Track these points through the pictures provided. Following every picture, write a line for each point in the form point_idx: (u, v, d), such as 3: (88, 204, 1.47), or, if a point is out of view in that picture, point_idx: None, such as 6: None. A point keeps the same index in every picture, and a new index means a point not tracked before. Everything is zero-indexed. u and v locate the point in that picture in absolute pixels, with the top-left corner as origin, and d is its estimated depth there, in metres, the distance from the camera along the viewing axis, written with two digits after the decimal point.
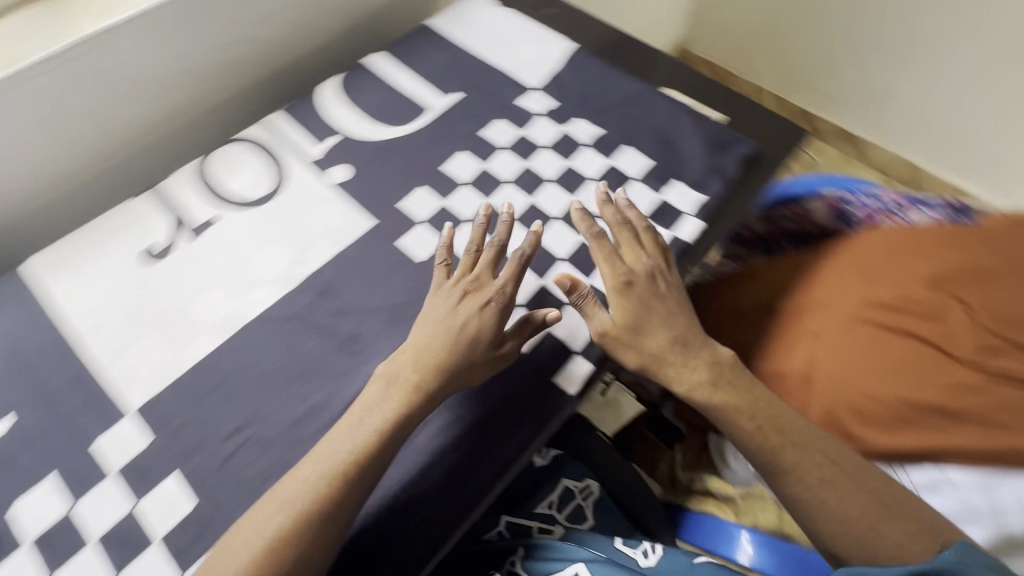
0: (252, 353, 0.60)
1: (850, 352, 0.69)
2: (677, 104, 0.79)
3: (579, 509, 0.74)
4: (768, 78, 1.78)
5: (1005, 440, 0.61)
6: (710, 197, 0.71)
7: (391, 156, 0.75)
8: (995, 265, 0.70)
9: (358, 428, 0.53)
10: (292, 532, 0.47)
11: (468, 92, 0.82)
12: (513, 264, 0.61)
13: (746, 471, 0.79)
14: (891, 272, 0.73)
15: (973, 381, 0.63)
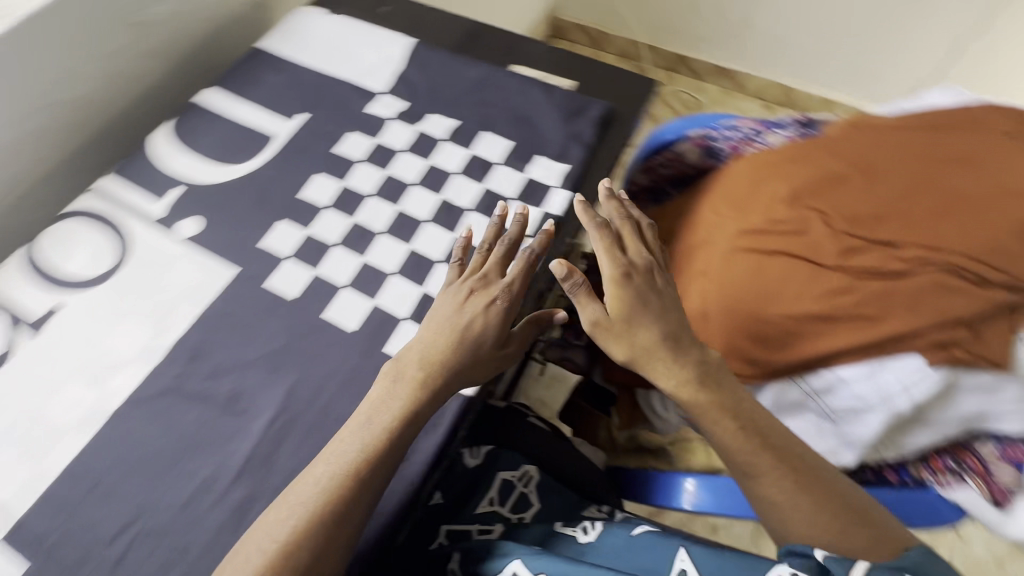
0: (126, 442, 0.55)
1: (731, 284, 0.72)
2: (525, 78, 0.78)
3: (523, 497, 0.74)
4: (637, 31, 1.83)
5: (877, 332, 0.64)
6: (572, 164, 0.71)
7: (243, 196, 0.71)
8: (843, 168, 0.73)
9: (366, 427, 0.53)
10: (301, 536, 0.47)
11: (314, 110, 0.78)
12: (522, 264, 0.62)
13: (673, 414, 0.81)
14: (757, 198, 0.76)
15: (839, 284, 0.66)
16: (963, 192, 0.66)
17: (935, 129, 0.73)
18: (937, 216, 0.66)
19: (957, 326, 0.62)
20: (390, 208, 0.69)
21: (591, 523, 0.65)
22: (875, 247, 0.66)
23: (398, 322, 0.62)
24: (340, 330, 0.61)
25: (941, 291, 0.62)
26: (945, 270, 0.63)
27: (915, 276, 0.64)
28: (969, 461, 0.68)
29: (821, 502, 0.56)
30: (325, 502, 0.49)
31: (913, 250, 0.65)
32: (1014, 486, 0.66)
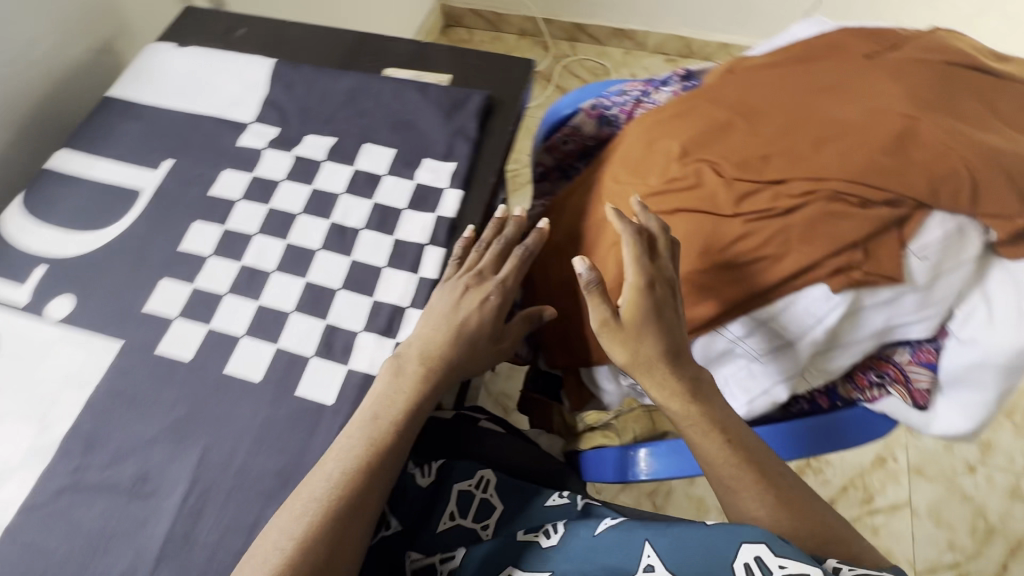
0: (28, 554, 0.51)
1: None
2: (398, 81, 0.75)
3: (484, 503, 0.72)
4: (531, 6, 1.81)
5: (780, 270, 0.66)
6: (459, 162, 0.69)
7: (117, 260, 0.65)
8: (725, 115, 0.74)
9: (372, 419, 0.54)
10: (318, 535, 0.49)
11: (180, 153, 0.73)
12: (519, 260, 0.65)
13: (613, 389, 0.80)
14: (650, 160, 0.77)
15: (737, 230, 0.67)
16: (838, 117, 0.67)
17: (805, 62, 0.74)
18: (817, 145, 0.67)
19: (851, 249, 0.63)
20: (278, 243, 0.65)
21: (552, 526, 0.64)
22: (765, 187, 0.67)
23: (305, 361, 0.58)
24: (244, 383, 0.58)
25: (830, 217, 0.64)
26: (831, 197, 0.64)
27: (805, 208, 0.65)
28: (890, 371, 0.71)
29: (796, 519, 0.61)
30: (337, 496, 0.51)
31: (800, 182, 0.66)
32: (933, 387, 0.69)
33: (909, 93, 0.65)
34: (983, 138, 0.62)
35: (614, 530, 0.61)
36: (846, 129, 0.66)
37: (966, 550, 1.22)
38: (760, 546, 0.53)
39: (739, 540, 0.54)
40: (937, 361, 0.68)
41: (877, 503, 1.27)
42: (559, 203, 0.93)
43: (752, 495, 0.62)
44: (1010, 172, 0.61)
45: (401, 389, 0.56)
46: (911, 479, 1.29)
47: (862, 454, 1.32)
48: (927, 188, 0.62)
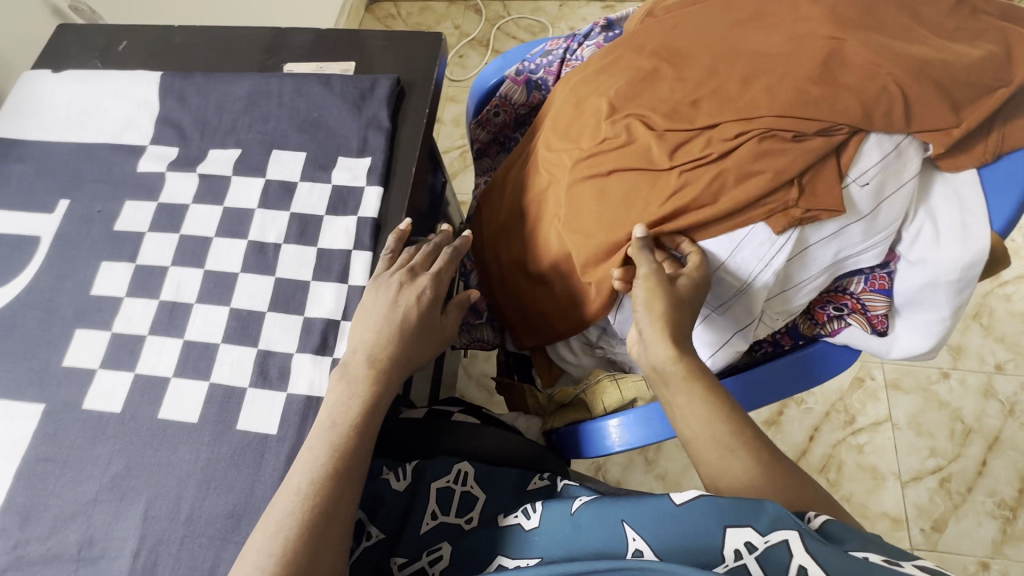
0: None
1: (576, 217, 0.69)
2: (299, 76, 0.70)
3: (464, 497, 0.65)
4: None
5: (718, 219, 0.63)
6: (375, 156, 0.65)
7: (24, 316, 0.61)
8: (650, 66, 0.69)
9: (332, 428, 0.52)
10: (290, 556, 0.46)
11: (75, 191, 0.67)
12: (456, 250, 0.64)
13: (585, 360, 0.80)
14: (581, 122, 0.73)
15: (671, 182, 0.64)
16: (763, 51, 0.63)
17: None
18: (745, 85, 0.63)
19: (788, 185, 0.60)
20: (195, 271, 0.61)
21: (532, 504, 0.56)
22: (696, 134, 0.64)
23: (242, 391, 0.56)
24: (180, 426, 0.55)
25: (764, 157, 0.60)
26: (761, 135, 0.61)
27: (737, 149, 0.61)
28: (848, 303, 0.68)
29: (786, 484, 0.54)
30: (308, 505, 0.48)
31: (730, 125, 0.62)
32: (889, 312, 0.66)
33: (833, 17, 0.61)
34: (913, 51, 0.59)
35: (591, 509, 0.51)
36: (772, 64, 0.62)
37: (947, 453, 1.26)
38: (746, 529, 0.44)
39: (724, 523, 0.45)
40: (891, 286, 0.64)
41: (859, 423, 1.30)
42: (499, 178, 0.88)
43: (738, 453, 0.56)
44: (942, 84, 0.58)
45: (355, 393, 0.53)
46: (890, 395, 1.32)
47: (841, 378, 1.34)
48: (859, 113, 0.59)
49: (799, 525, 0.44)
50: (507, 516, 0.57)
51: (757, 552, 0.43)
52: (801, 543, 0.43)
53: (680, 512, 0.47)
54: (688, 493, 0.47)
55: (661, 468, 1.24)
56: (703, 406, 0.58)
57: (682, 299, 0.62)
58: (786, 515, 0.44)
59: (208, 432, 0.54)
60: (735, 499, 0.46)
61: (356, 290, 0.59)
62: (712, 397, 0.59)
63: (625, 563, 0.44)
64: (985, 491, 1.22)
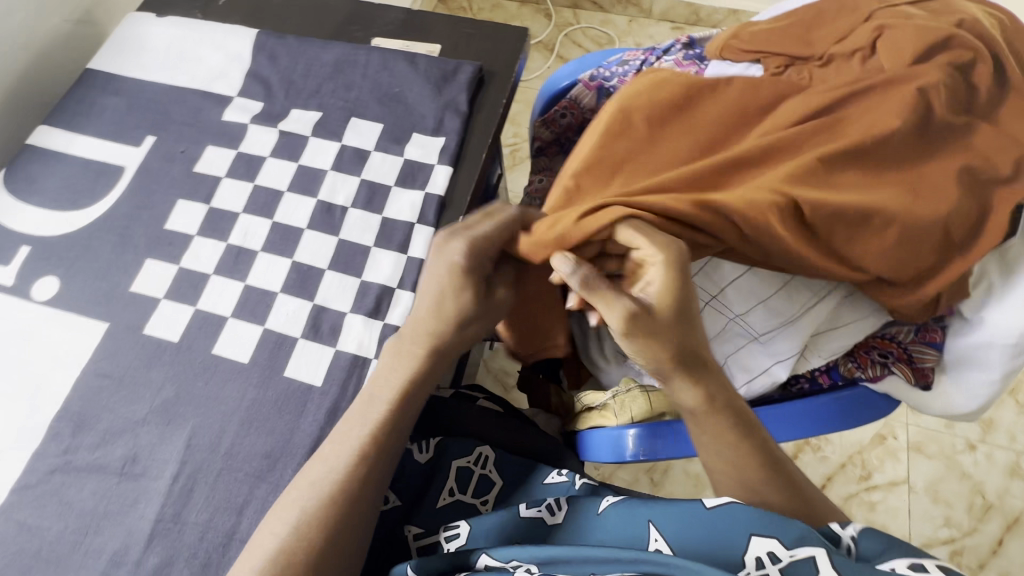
0: (24, 531, 0.51)
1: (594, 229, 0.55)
2: (386, 52, 0.72)
3: (483, 480, 0.67)
4: None
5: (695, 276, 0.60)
6: (449, 136, 0.67)
7: (99, 240, 0.64)
8: (731, 87, 0.60)
9: (382, 393, 0.54)
10: (327, 502, 0.48)
11: (162, 129, 0.71)
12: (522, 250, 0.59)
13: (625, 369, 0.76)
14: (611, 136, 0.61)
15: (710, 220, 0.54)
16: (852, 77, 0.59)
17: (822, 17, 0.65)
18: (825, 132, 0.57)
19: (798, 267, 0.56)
20: (264, 221, 0.64)
21: (557, 501, 0.55)
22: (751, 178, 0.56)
23: (294, 342, 0.58)
24: (232, 364, 0.57)
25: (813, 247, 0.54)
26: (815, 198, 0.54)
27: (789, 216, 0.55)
28: (894, 350, 0.66)
29: (812, 509, 0.54)
30: (350, 458, 0.50)
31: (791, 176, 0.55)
32: (936, 366, 0.65)
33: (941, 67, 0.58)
34: (1014, 126, 0.58)
35: (617, 508, 0.52)
36: (866, 123, 0.57)
37: (963, 526, 1.22)
38: (771, 540, 0.45)
39: (749, 532, 0.46)
40: (943, 340, 0.64)
41: (874, 480, 1.27)
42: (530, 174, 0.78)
43: (766, 487, 0.54)
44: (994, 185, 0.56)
45: (405, 363, 0.55)
46: (910, 457, 1.29)
47: (862, 432, 1.32)
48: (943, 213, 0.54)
49: (825, 544, 0.44)
50: (527, 507, 0.56)
51: (780, 564, 0.43)
52: (827, 559, 0.43)
53: (708, 516, 0.47)
54: (717, 498, 0.48)
55: (665, 491, 1.23)
56: (729, 447, 0.55)
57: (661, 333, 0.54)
58: (814, 534, 0.44)
59: (257, 374, 0.56)
60: (767, 512, 0.46)
61: (414, 262, 0.61)
62: (734, 435, 0.56)
63: (646, 555, 0.45)
64: (998, 571, 1.19)
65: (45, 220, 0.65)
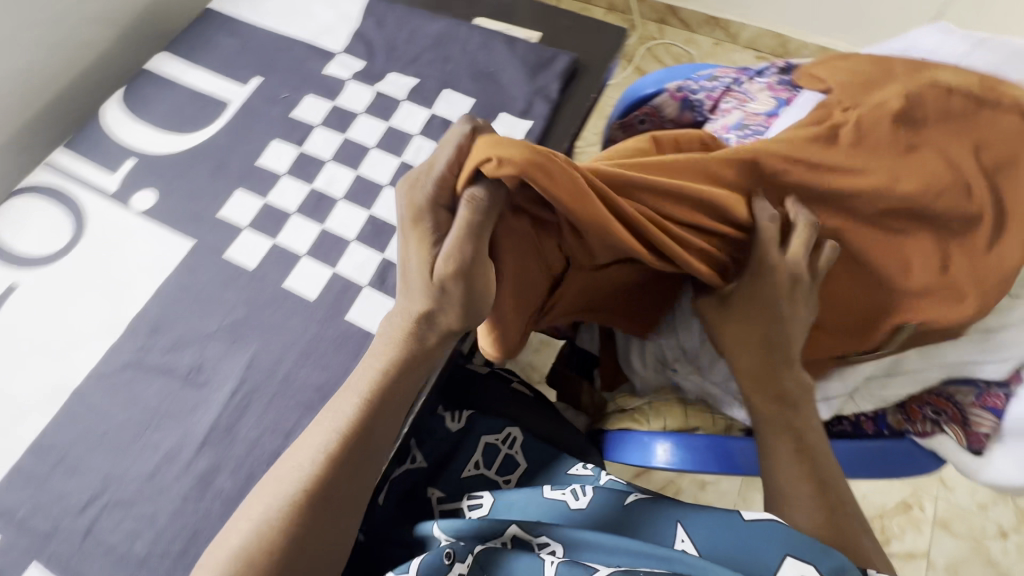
0: (91, 415, 0.56)
1: (589, 208, 0.43)
2: (486, 32, 0.75)
3: (507, 459, 0.69)
4: None
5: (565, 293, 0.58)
6: (535, 121, 0.69)
7: (196, 164, 0.69)
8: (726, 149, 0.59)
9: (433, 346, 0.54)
10: (367, 442, 0.49)
11: (268, 71, 0.75)
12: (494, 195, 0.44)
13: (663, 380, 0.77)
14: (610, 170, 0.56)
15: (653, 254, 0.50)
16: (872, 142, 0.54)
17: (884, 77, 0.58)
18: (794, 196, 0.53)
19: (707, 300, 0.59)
20: (349, 172, 0.67)
21: (582, 487, 0.56)
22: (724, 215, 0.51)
23: (360, 288, 0.60)
24: (300, 298, 0.60)
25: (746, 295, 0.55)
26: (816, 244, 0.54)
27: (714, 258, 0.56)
28: (948, 410, 0.64)
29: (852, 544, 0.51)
30: (391, 404, 0.51)
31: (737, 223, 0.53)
32: (993, 434, 0.62)
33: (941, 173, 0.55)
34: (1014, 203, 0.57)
35: (646, 505, 0.53)
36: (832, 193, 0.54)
37: None
38: (808, 566, 0.45)
39: (784, 552, 0.46)
40: (1005, 408, 0.62)
41: (892, 548, 1.22)
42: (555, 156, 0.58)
43: (804, 503, 0.52)
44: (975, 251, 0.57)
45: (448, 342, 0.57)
46: (934, 531, 1.24)
47: (887, 496, 1.27)
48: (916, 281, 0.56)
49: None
50: (552, 489, 0.57)
51: None
52: None
53: (745, 529, 0.49)
54: (757, 512, 0.49)
55: None
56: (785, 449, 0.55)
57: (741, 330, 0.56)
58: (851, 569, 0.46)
59: (322, 312, 0.59)
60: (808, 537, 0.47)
61: None
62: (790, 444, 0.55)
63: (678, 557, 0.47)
64: None
65: (151, 140, 0.71)
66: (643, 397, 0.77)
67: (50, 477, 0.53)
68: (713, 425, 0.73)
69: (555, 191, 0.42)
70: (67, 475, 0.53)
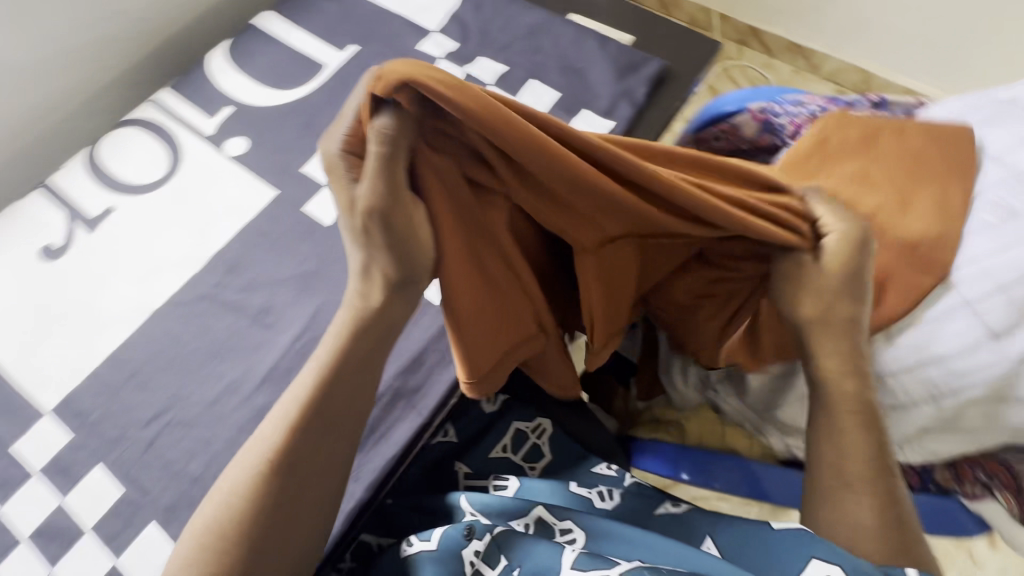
0: (164, 337, 0.59)
1: (532, 136, 0.35)
2: (580, 29, 0.76)
3: (535, 448, 0.69)
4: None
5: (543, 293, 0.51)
6: (618, 122, 0.69)
7: (288, 120, 0.72)
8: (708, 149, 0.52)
9: None
10: None
11: (365, 42, 0.78)
12: (413, 121, 0.36)
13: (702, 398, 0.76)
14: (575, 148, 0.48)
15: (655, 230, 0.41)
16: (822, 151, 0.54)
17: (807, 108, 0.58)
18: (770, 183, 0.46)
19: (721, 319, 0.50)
20: None
21: (610, 490, 0.59)
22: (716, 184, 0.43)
23: None
24: None
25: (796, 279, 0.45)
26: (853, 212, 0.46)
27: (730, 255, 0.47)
28: (1001, 475, 0.60)
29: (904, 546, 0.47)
30: None
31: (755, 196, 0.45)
32: None
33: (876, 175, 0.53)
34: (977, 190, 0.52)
35: (674, 518, 0.55)
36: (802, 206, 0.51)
37: None
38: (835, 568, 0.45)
39: (810, 554, 0.47)
40: None
41: None
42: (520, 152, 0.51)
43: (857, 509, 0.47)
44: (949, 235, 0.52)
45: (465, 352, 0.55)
46: None
47: None
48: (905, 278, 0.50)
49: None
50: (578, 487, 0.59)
51: None
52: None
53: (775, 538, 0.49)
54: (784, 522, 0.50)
55: None
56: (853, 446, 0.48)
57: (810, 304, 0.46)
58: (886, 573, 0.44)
59: None
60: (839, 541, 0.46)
61: None
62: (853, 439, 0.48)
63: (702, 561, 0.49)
64: None
65: (249, 91, 0.74)
66: (680, 410, 0.76)
67: (123, 388, 0.57)
68: (746, 448, 0.73)
69: (480, 117, 0.34)
70: (138, 389, 0.57)
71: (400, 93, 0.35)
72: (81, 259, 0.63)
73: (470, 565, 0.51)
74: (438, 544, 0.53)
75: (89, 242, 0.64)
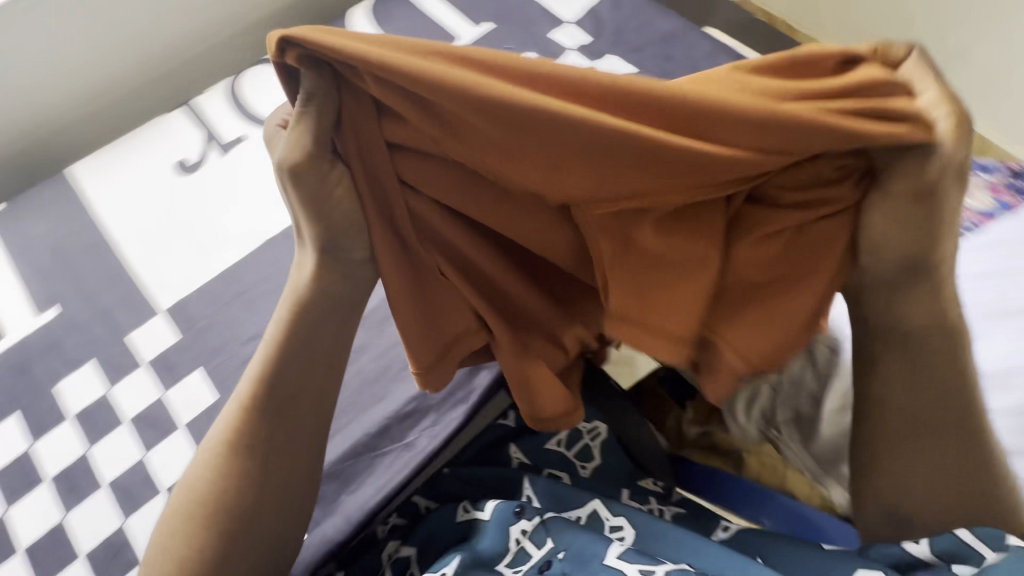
0: (274, 264, 0.63)
1: (413, 62, 0.31)
2: (717, 44, 0.75)
3: (587, 450, 0.66)
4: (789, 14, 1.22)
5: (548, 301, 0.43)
6: None
7: None
8: None
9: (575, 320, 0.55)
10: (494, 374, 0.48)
11: (500, 21, 0.79)
12: (322, 91, 0.34)
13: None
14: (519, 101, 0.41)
15: (651, 160, 0.33)
16: None
17: None
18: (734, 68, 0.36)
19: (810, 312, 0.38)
20: None
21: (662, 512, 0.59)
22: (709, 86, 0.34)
23: None
24: None
25: (909, 191, 0.35)
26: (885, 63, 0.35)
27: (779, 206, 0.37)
28: None
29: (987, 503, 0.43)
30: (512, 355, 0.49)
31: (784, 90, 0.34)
32: None
33: None
34: None
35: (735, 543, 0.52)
36: None
37: None
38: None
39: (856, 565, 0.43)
40: None
41: None
42: None
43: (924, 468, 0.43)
44: None
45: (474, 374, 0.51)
46: None
47: None
48: None
49: None
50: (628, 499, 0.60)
51: None
52: None
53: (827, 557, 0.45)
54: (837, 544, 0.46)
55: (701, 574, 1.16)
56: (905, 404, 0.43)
57: (906, 225, 0.36)
58: None
59: None
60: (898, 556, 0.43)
61: None
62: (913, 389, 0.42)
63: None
64: None
65: None
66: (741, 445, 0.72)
67: (232, 303, 0.61)
68: (806, 491, 0.70)
69: (373, 62, 0.32)
70: (244, 307, 0.61)
71: (292, 56, 0.33)
72: (211, 179, 0.68)
73: (516, 543, 0.51)
74: (488, 516, 0.54)
75: (220, 164, 0.69)
